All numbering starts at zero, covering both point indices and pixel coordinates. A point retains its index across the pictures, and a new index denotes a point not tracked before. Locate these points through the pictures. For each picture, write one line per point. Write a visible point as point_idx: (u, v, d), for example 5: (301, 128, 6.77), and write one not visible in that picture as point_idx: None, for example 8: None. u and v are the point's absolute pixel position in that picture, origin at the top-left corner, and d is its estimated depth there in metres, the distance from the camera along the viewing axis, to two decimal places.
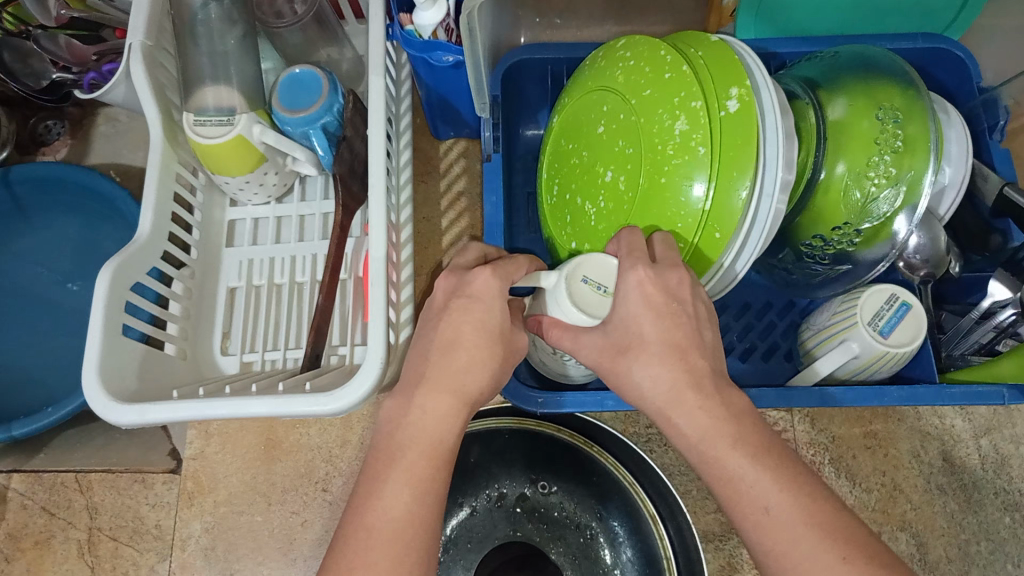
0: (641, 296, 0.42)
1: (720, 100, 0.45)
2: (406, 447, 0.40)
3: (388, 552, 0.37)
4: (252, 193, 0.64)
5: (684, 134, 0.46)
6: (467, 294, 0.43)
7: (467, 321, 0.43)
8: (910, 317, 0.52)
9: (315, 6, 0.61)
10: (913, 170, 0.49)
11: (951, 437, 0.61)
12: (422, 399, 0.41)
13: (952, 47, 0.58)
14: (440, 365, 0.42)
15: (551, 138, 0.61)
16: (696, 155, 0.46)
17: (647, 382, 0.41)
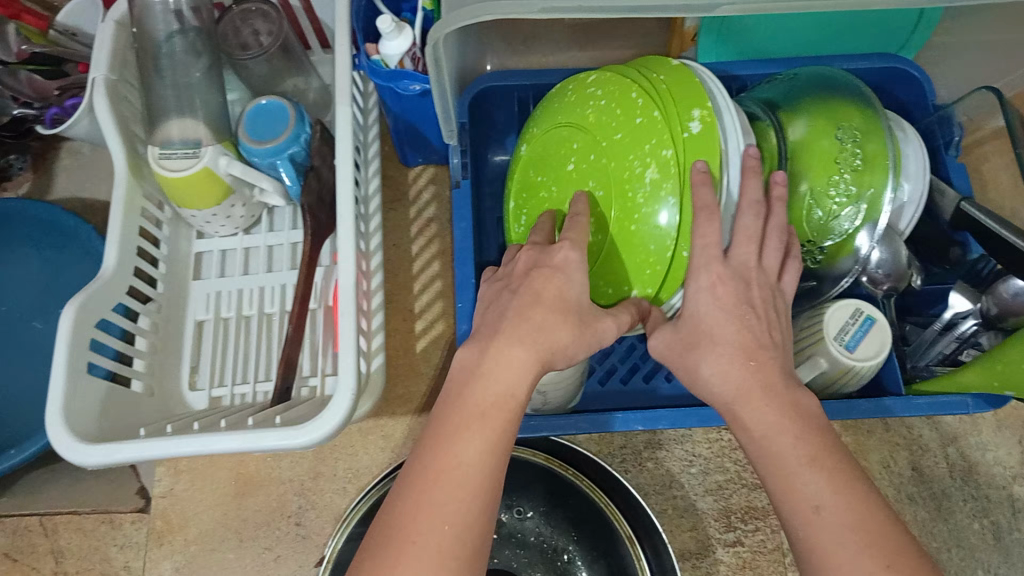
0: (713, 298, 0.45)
1: (683, 123, 0.47)
2: (478, 396, 0.41)
3: (456, 495, 0.37)
4: (219, 225, 0.63)
5: (655, 181, 0.47)
6: (549, 266, 0.45)
7: (527, 303, 0.43)
8: (876, 330, 0.53)
9: (281, 37, 0.60)
10: (873, 187, 0.50)
11: (920, 447, 0.61)
12: (494, 352, 0.42)
13: (908, 65, 0.60)
14: (518, 326, 0.42)
15: (518, 171, 0.62)
16: (664, 200, 0.47)
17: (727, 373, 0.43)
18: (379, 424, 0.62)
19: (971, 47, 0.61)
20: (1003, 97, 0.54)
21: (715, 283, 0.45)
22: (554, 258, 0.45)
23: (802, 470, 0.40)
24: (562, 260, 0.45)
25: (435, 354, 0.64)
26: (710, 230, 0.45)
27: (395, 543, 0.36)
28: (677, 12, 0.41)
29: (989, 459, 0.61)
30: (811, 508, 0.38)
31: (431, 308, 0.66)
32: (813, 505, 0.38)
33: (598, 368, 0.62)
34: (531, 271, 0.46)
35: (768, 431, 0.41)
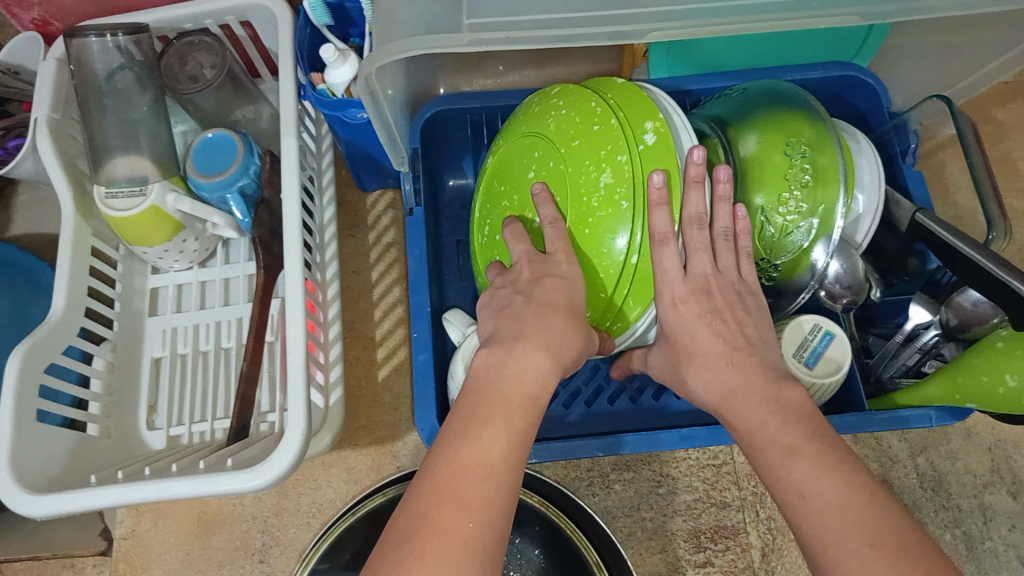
0: (677, 318, 0.47)
1: (637, 135, 0.46)
2: (497, 399, 0.40)
3: (481, 490, 0.36)
4: (173, 259, 0.62)
5: (609, 186, 0.46)
6: (559, 275, 0.46)
7: (544, 308, 0.44)
8: (835, 345, 0.53)
9: (225, 69, 0.59)
10: (826, 202, 0.49)
11: (890, 458, 0.60)
12: (518, 358, 0.42)
13: (863, 73, 0.60)
14: (539, 332, 0.43)
15: (483, 181, 0.61)
16: (619, 210, 0.46)
17: (710, 377, 0.45)
18: (342, 456, 0.61)
19: (924, 54, 0.60)
20: (953, 107, 0.53)
21: (677, 304, 0.47)
22: (560, 269, 0.47)
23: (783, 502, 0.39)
24: (568, 269, 0.47)
25: (397, 383, 0.63)
26: (668, 257, 0.45)
27: (420, 536, 0.34)
28: (607, 41, 0.40)
29: (960, 468, 0.60)
30: (797, 496, 0.38)
31: (393, 336, 0.65)
32: (799, 494, 0.38)
33: (562, 391, 0.62)
34: (538, 279, 0.46)
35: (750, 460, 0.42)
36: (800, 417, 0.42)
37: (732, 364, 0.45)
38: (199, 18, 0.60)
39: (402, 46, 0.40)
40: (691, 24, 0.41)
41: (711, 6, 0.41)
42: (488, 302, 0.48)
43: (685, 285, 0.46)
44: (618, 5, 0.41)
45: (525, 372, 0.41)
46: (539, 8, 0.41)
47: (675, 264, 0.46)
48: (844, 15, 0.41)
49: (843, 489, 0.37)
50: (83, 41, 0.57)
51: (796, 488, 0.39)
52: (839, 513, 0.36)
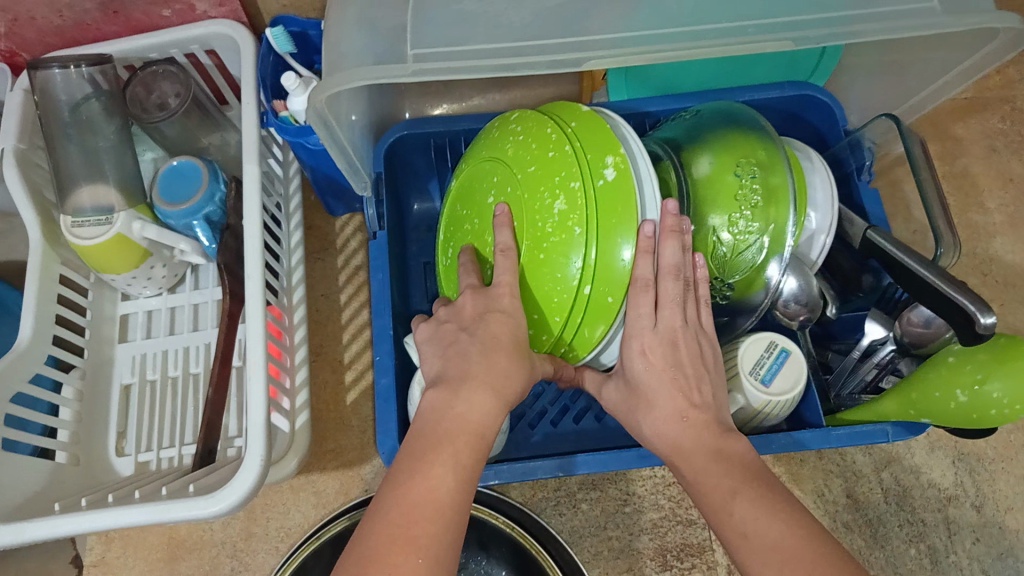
0: (645, 366, 0.48)
1: (597, 170, 0.46)
2: (446, 437, 0.43)
3: (429, 527, 0.39)
4: (142, 286, 0.63)
5: (563, 213, 0.47)
6: (500, 309, 0.48)
7: (489, 346, 0.46)
8: (791, 362, 0.53)
9: (191, 97, 0.60)
10: (777, 222, 0.50)
11: (854, 473, 0.61)
12: (468, 393, 0.44)
13: (819, 92, 0.61)
14: (489, 372, 0.45)
15: (448, 204, 0.62)
16: (572, 235, 0.47)
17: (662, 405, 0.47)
18: (310, 480, 0.61)
19: (874, 72, 0.61)
20: (901, 126, 0.54)
21: (645, 353, 0.48)
22: (501, 303, 0.48)
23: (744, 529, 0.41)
24: (509, 304, 0.48)
25: (364, 406, 0.64)
26: (644, 304, 0.47)
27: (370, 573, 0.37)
28: (546, 69, 0.41)
29: (924, 482, 0.61)
30: (740, 536, 0.41)
31: (361, 358, 0.65)
32: (741, 534, 0.41)
33: (528, 411, 0.62)
34: (482, 315, 0.48)
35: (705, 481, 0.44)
36: (743, 467, 0.44)
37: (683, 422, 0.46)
38: (163, 47, 0.61)
39: (346, 78, 0.41)
40: (627, 50, 0.41)
41: (652, 34, 0.42)
42: (429, 340, 0.50)
43: (655, 336, 0.47)
44: (556, 34, 0.42)
45: (472, 411, 0.44)
46: (484, 37, 0.42)
47: (649, 310, 0.47)
48: (776, 39, 0.42)
49: (779, 527, 0.40)
50: (46, 73, 0.58)
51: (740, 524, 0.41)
52: (775, 552, 0.39)
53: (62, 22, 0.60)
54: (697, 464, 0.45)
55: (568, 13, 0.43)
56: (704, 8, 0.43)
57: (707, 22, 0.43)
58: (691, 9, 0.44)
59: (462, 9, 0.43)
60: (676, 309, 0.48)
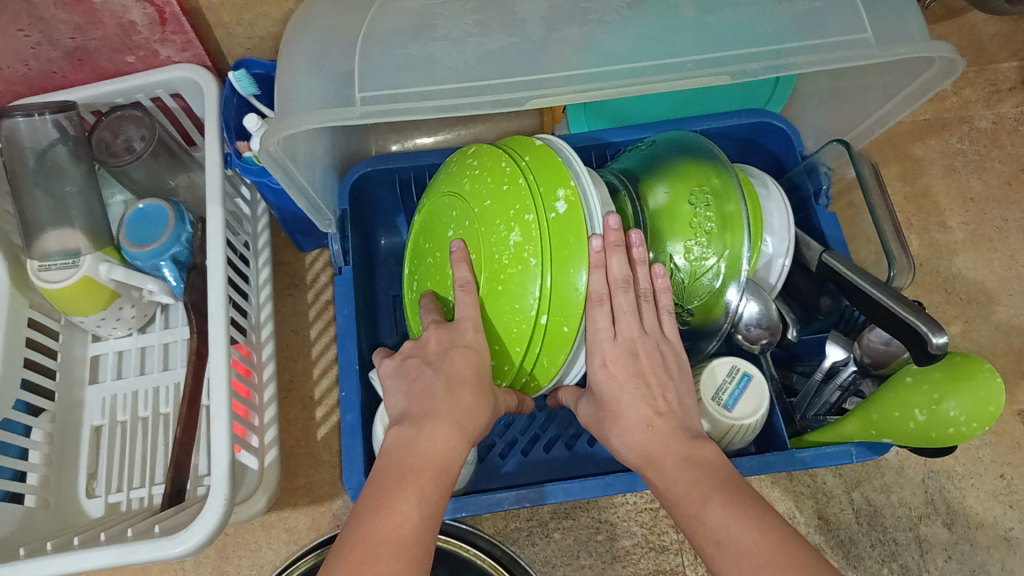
0: (610, 383, 0.48)
1: (549, 204, 0.47)
2: (412, 470, 0.43)
3: (393, 564, 0.39)
4: (112, 327, 0.63)
5: (518, 245, 0.48)
6: (463, 343, 0.48)
7: (454, 381, 0.47)
8: (753, 387, 0.54)
9: (155, 140, 0.60)
10: (732, 247, 0.51)
11: (825, 494, 0.61)
12: (431, 428, 0.44)
13: (774, 118, 0.62)
14: (451, 408, 0.46)
15: (412, 237, 0.63)
16: (528, 266, 0.48)
17: (632, 427, 0.47)
18: (281, 517, 0.61)
19: (826, 97, 0.62)
20: (852, 151, 0.55)
21: (607, 364, 0.48)
22: (464, 337, 0.49)
23: (718, 540, 0.41)
24: (473, 338, 0.49)
25: (335, 441, 0.64)
26: (601, 319, 0.48)
27: None
28: (490, 109, 0.42)
29: (894, 501, 0.61)
30: (713, 543, 0.41)
31: (331, 395, 0.66)
32: (715, 542, 0.41)
33: (499, 442, 0.62)
34: (447, 349, 0.49)
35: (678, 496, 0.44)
36: (712, 474, 0.44)
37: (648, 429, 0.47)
38: (129, 93, 0.63)
39: (296, 122, 0.42)
40: (571, 90, 0.42)
41: (597, 71, 0.43)
42: (393, 373, 0.50)
43: (615, 349, 0.48)
44: (501, 75, 0.43)
45: (437, 444, 0.44)
46: (428, 79, 0.43)
47: (607, 325, 0.48)
48: (714, 75, 0.43)
49: (752, 533, 0.40)
50: (10, 122, 0.58)
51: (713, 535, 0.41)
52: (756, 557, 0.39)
53: (28, 70, 0.61)
54: (667, 471, 0.44)
55: (513, 54, 0.44)
56: (646, 44, 0.44)
57: (650, 59, 0.44)
58: (635, 44, 0.44)
59: (407, 52, 0.44)
60: (632, 320, 0.49)
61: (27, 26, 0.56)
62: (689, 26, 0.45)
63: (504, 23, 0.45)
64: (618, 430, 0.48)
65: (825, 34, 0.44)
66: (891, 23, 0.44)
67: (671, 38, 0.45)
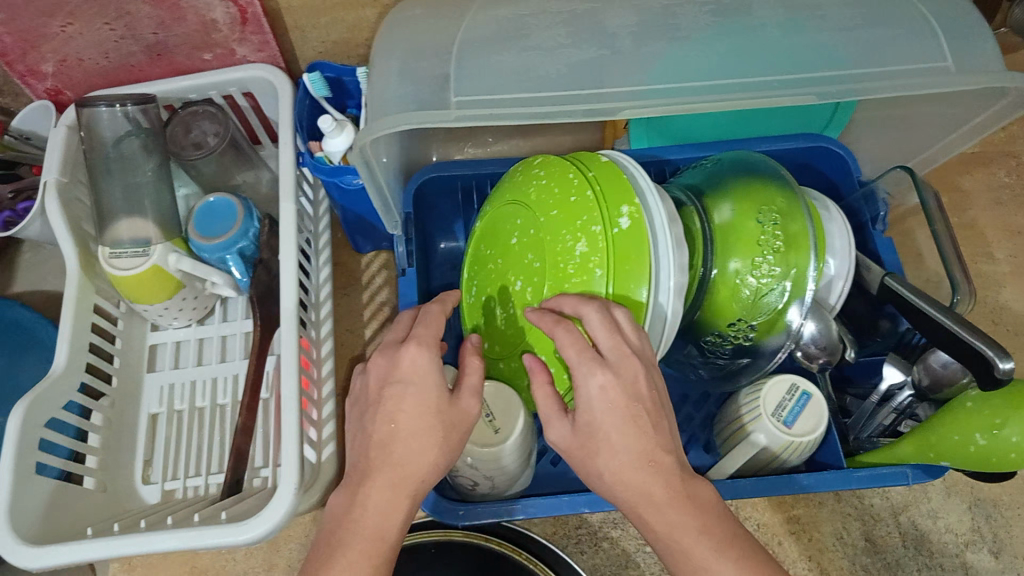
0: (607, 403, 0.43)
1: (613, 218, 0.51)
2: (350, 542, 0.41)
3: None
4: (172, 317, 0.64)
5: (584, 255, 0.52)
6: (399, 378, 0.45)
7: (387, 434, 0.43)
8: (813, 405, 0.54)
9: (228, 136, 0.62)
10: (797, 266, 0.52)
11: (872, 517, 0.61)
12: (364, 496, 0.42)
13: (832, 143, 0.63)
14: (386, 468, 0.43)
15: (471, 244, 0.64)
16: (593, 276, 0.51)
17: (624, 463, 0.42)
18: None
19: (888, 126, 0.63)
20: (916, 177, 0.57)
21: (604, 389, 0.43)
22: (402, 369, 0.45)
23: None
24: (410, 369, 0.45)
25: None
26: (569, 341, 0.45)
27: None
28: (583, 117, 0.43)
29: (942, 527, 0.61)
30: None
31: None
32: None
33: (549, 448, 0.63)
34: (381, 388, 0.45)
35: (673, 534, 0.42)
36: (713, 513, 0.43)
37: (640, 461, 0.42)
38: (202, 88, 0.64)
39: (392, 121, 0.44)
40: (659, 102, 0.43)
41: (684, 85, 0.44)
42: (352, 407, 0.48)
43: (605, 369, 0.43)
44: (590, 84, 0.44)
45: None
46: (522, 86, 0.44)
47: (579, 345, 0.44)
48: (799, 94, 0.44)
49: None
50: (93, 109, 0.59)
51: None
52: None
53: (107, 63, 0.62)
54: (672, 515, 0.42)
55: (603, 64, 0.45)
56: (733, 60, 0.45)
57: (737, 75, 0.45)
58: (723, 58, 0.45)
59: (501, 59, 0.45)
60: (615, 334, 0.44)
61: (112, 19, 0.57)
62: (773, 47, 0.46)
63: (595, 34, 0.46)
64: (598, 462, 0.43)
65: (907, 61, 0.45)
66: (970, 53, 0.45)
67: (757, 57, 0.45)
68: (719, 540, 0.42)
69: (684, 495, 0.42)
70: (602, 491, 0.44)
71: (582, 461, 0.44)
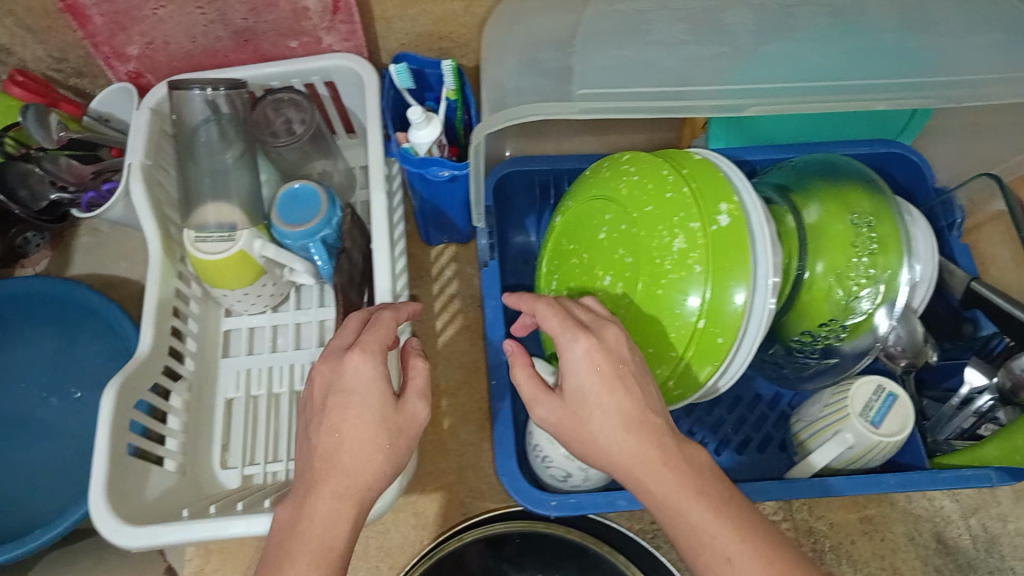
0: (593, 368, 0.44)
1: (712, 216, 0.51)
2: (295, 556, 0.41)
3: None
4: (249, 303, 0.64)
5: (682, 250, 0.52)
6: (342, 389, 0.44)
7: (331, 443, 0.43)
8: (898, 407, 0.55)
9: (315, 126, 0.62)
10: (890, 269, 0.53)
11: (943, 518, 0.62)
12: (311, 507, 0.42)
13: (909, 150, 0.64)
14: (333, 478, 0.42)
15: (550, 240, 0.64)
16: (692, 272, 0.51)
17: (611, 433, 0.43)
18: (410, 502, 0.62)
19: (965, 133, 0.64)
20: (1003, 183, 0.58)
21: (591, 353, 0.44)
22: (345, 381, 0.44)
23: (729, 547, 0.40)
24: (350, 381, 0.44)
25: (461, 431, 0.65)
26: (550, 318, 0.46)
27: None
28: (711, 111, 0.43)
29: (1012, 530, 0.62)
30: (723, 560, 0.40)
31: (456, 386, 0.67)
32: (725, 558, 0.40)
33: None
34: (326, 398, 0.45)
35: (671, 495, 0.42)
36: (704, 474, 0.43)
37: (626, 426, 0.43)
38: (286, 75, 0.64)
39: (515, 112, 0.44)
40: (784, 99, 0.44)
41: (808, 83, 0.44)
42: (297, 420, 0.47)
43: (587, 338, 0.44)
44: (714, 81, 0.44)
45: None
46: (647, 78, 0.44)
47: (559, 322, 0.46)
48: (921, 96, 0.44)
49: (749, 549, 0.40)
50: (187, 92, 0.61)
51: (722, 551, 0.40)
52: None
53: (193, 47, 0.62)
54: (669, 475, 0.42)
55: (726, 61, 0.45)
56: (852, 59, 0.46)
57: (858, 74, 0.45)
58: (843, 59, 0.46)
59: (625, 53, 0.45)
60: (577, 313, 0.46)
61: (206, 3, 0.57)
62: (890, 48, 0.46)
63: (715, 32, 0.46)
64: (592, 429, 0.43)
65: None
66: None
67: (874, 57, 0.46)
68: (714, 499, 0.42)
69: (677, 455, 0.43)
70: (596, 462, 0.44)
71: (577, 436, 0.44)
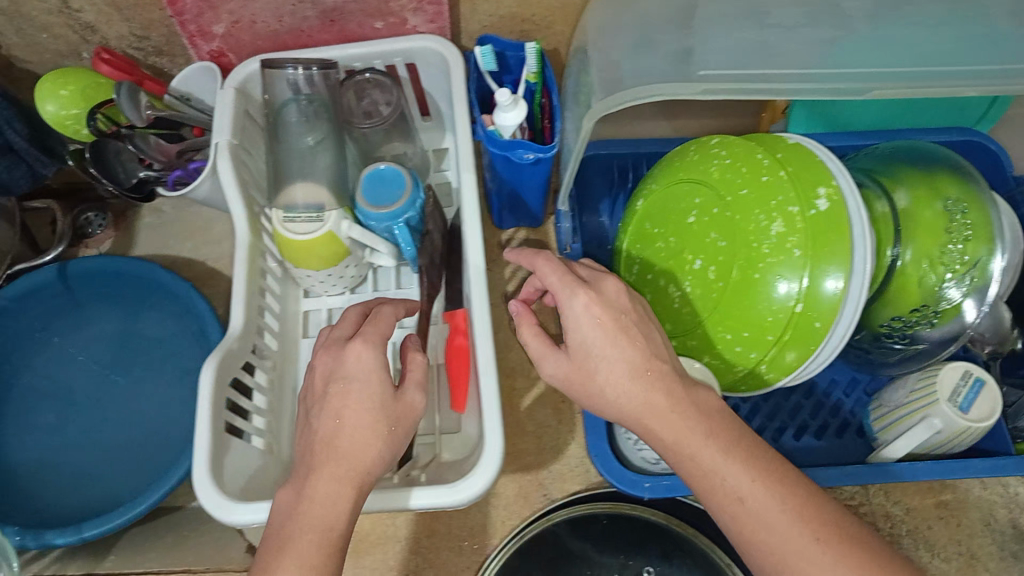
0: (593, 320, 0.47)
1: (810, 200, 0.51)
2: (297, 535, 0.42)
3: None
4: (330, 285, 0.65)
5: (780, 234, 0.52)
6: (343, 377, 0.47)
7: (333, 428, 0.46)
8: (986, 391, 0.55)
9: (400, 107, 0.63)
10: (982, 255, 0.53)
11: (1018, 505, 0.63)
12: (311, 488, 0.44)
13: (987, 139, 0.64)
14: (332, 461, 0.44)
15: (630, 221, 0.64)
16: (790, 256, 0.51)
17: (624, 390, 0.46)
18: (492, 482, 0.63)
19: None
20: None
21: (589, 308, 0.47)
22: (347, 368, 0.47)
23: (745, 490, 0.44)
24: (353, 367, 0.47)
25: (539, 413, 0.66)
26: (549, 272, 0.49)
27: None
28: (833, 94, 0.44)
29: None
30: (736, 500, 0.44)
31: (532, 368, 0.67)
32: (738, 498, 0.44)
33: None
34: (328, 384, 0.48)
35: (680, 441, 0.45)
36: (715, 422, 0.46)
37: (631, 376, 0.46)
38: (370, 57, 0.65)
39: (638, 93, 0.44)
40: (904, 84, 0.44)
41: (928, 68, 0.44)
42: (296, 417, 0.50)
43: (590, 294, 0.48)
44: (832, 65, 0.45)
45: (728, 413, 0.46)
46: (768, 62, 0.45)
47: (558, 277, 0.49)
48: None
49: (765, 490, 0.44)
50: (279, 69, 0.61)
51: (733, 492, 0.44)
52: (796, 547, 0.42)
53: (279, 27, 0.62)
54: (676, 419, 0.46)
55: (845, 46, 0.45)
56: (972, 44, 0.45)
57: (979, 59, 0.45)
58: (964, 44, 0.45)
59: (745, 36, 0.46)
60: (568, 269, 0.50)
61: None
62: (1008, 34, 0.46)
63: (832, 17, 0.47)
64: (597, 380, 0.47)
65: None
66: None
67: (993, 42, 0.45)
68: (724, 443, 0.45)
69: (683, 400, 0.46)
70: (604, 412, 0.48)
71: (581, 387, 0.48)
